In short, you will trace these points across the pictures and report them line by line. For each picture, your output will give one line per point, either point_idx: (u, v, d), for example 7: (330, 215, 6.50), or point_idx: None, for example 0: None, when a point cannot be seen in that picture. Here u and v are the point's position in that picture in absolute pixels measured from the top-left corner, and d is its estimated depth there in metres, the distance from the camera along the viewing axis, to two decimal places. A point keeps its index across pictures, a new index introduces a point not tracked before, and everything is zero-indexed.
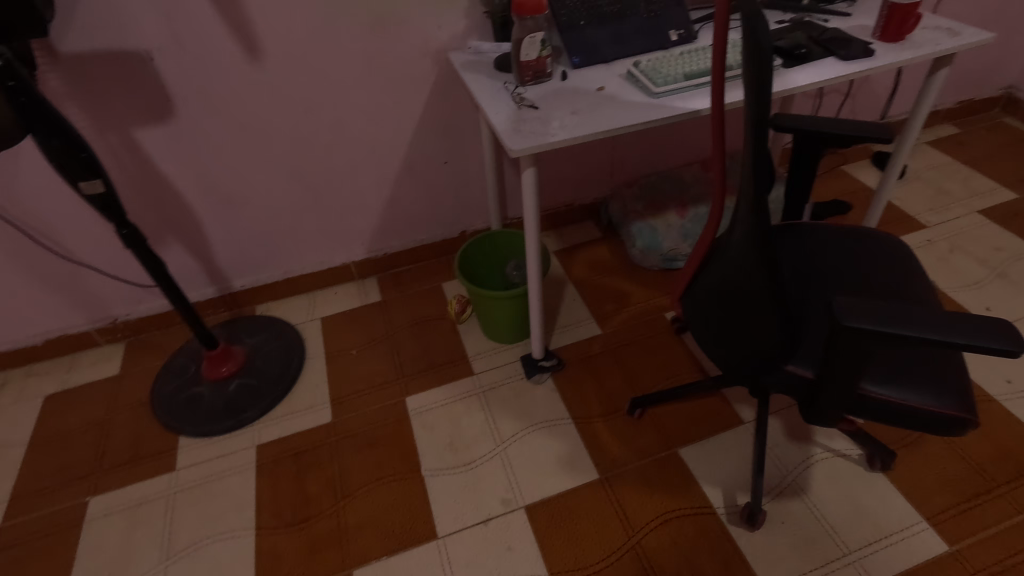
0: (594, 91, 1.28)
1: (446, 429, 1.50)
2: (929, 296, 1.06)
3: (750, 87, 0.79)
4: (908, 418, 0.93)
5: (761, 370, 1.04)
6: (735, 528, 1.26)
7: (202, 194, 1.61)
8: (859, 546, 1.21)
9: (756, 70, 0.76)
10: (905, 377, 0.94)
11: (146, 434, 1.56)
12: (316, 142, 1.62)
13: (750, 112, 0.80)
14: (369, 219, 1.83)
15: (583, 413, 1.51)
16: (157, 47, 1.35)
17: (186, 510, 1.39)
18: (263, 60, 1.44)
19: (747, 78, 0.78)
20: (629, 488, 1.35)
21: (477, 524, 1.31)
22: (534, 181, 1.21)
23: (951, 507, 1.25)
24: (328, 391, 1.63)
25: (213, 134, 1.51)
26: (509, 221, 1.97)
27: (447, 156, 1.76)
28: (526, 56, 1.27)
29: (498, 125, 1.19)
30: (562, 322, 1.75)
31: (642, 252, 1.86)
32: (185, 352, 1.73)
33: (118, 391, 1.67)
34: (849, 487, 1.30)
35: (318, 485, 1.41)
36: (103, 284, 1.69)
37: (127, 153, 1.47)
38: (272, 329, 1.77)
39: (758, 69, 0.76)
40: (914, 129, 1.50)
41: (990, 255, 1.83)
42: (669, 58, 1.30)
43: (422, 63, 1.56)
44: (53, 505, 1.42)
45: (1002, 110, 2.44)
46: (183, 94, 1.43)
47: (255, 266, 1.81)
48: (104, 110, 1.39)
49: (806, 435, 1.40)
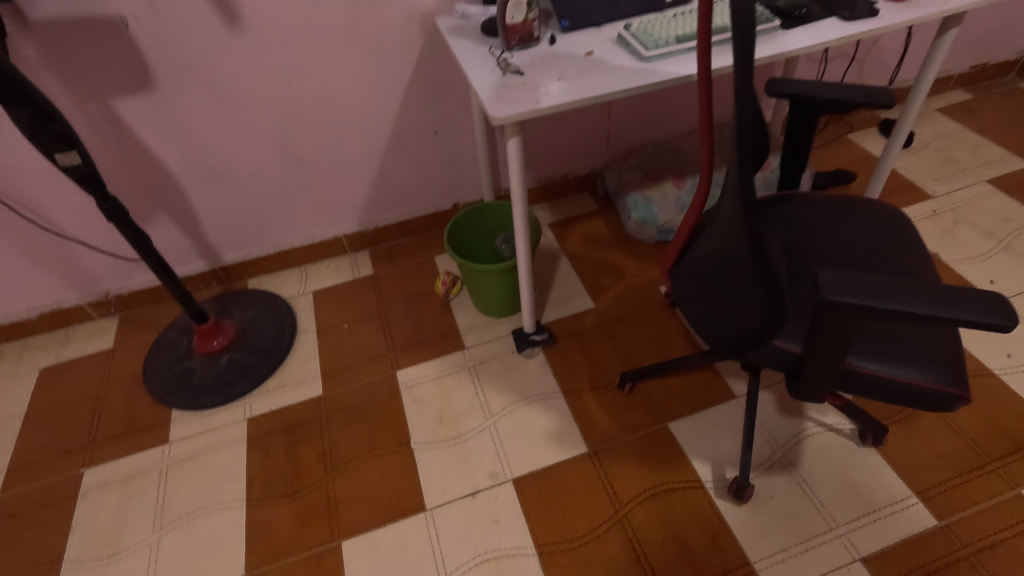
0: (583, 55, 1.23)
1: (436, 403, 1.50)
2: (924, 267, 1.02)
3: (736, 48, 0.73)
4: (896, 393, 0.91)
5: (747, 345, 1.01)
6: (723, 502, 1.26)
7: (188, 166, 1.58)
8: (846, 520, 1.20)
9: (741, 31, 0.70)
10: (896, 351, 0.91)
11: (139, 407, 1.57)
12: (301, 112, 1.58)
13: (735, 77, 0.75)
14: (358, 191, 1.80)
15: (573, 386, 1.50)
16: (133, 13, 1.30)
17: (178, 482, 1.41)
18: (243, 26, 1.39)
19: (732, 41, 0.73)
20: (616, 462, 1.34)
21: (465, 497, 1.32)
22: (518, 151, 1.17)
23: (943, 483, 1.24)
24: (319, 365, 1.62)
25: (195, 104, 1.48)
26: (502, 192, 1.93)
27: (436, 126, 1.72)
28: (512, 19, 1.21)
29: (481, 93, 1.15)
30: (554, 295, 1.73)
31: (637, 224, 1.82)
32: (176, 326, 1.72)
33: (111, 365, 1.67)
34: (839, 462, 1.29)
35: (308, 458, 1.42)
36: (92, 259, 1.69)
37: (107, 124, 1.44)
38: (264, 303, 1.76)
39: (742, 30, 0.70)
40: (918, 94, 1.44)
41: (997, 226, 1.78)
42: (662, 21, 1.24)
43: (408, 29, 1.50)
44: (49, 476, 1.44)
45: (1018, 75, 2.35)
46: (162, 63, 1.39)
47: (245, 240, 1.80)
48: (81, 79, 1.36)
49: (798, 410, 1.39)
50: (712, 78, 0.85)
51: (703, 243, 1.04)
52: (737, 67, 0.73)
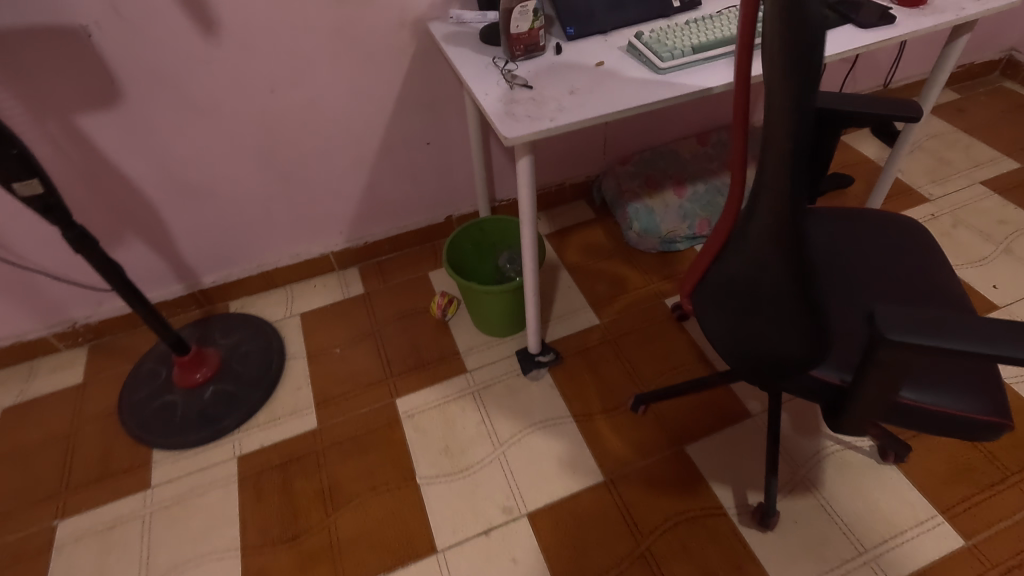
0: (593, 66, 1.15)
1: (441, 433, 1.42)
2: (952, 288, 1.00)
3: (789, 76, 0.67)
4: (943, 426, 0.87)
5: (783, 377, 0.96)
6: (748, 529, 1.22)
7: (162, 185, 1.46)
8: (873, 544, 1.17)
9: (803, 54, 0.63)
10: (944, 381, 0.87)
11: (116, 447, 1.45)
12: (285, 123, 1.47)
13: (786, 108, 0.69)
14: (347, 205, 1.70)
15: (583, 409, 1.44)
16: (96, 21, 1.18)
17: (165, 531, 1.30)
18: (220, 34, 1.28)
19: (784, 63, 0.66)
20: (635, 490, 1.29)
21: (478, 535, 1.25)
22: (530, 171, 1.09)
23: (965, 499, 1.22)
24: (312, 394, 1.52)
25: (169, 118, 1.36)
26: (497, 203, 1.85)
27: (429, 136, 1.63)
28: (516, 28, 1.14)
29: (488, 108, 1.06)
30: (557, 311, 1.67)
31: (639, 234, 1.76)
32: (152, 356, 1.60)
33: (82, 402, 1.54)
34: (862, 481, 1.26)
35: (306, 498, 1.33)
36: (57, 286, 1.55)
37: (70, 142, 1.31)
38: (249, 327, 1.65)
39: (800, 53, 0.64)
40: (928, 99, 1.40)
41: (995, 229, 1.78)
42: (675, 28, 1.18)
43: (399, 35, 1.41)
44: (18, 530, 1.32)
45: (1002, 74, 2.37)
46: (130, 74, 1.27)
47: (225, 260, 1.68)
48: (38, 94, 1.22)
49: (816, 427, 1.35)
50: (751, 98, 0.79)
51: (731, 267, 0.98)
52: (794, 93, 0.66)
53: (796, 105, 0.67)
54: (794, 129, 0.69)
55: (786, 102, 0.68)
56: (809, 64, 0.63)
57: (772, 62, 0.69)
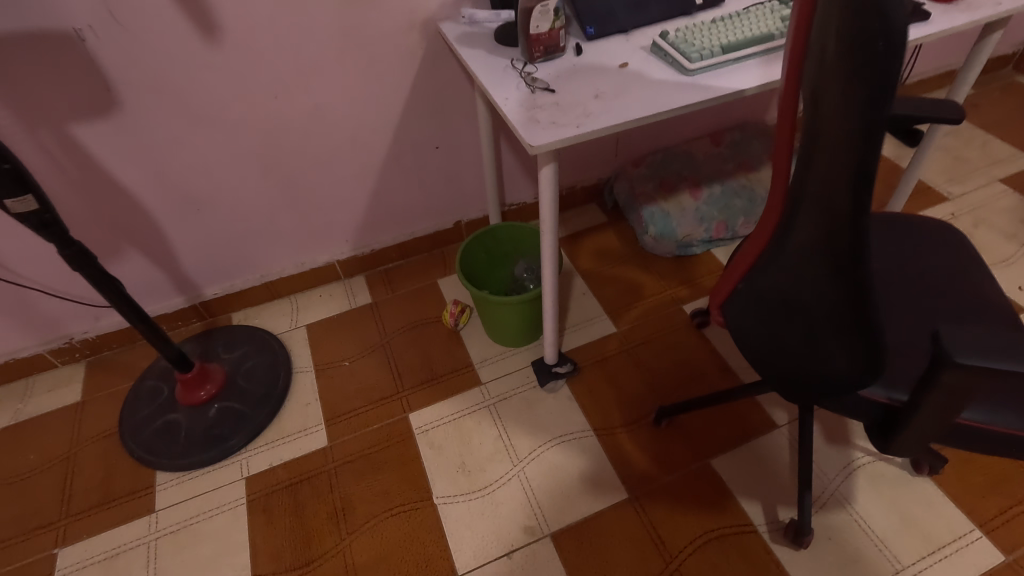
0: (616, 68, 1.10)
1: (457, 449, 1.37)
2: (998, 299, 0.96)
3: (855, 91, 0.62)
4: (1003, 447, 0.82)
5: (829, 396, 0.91)
6: (780, 547, 1.17)
7: (162, 195, 1.40)
8: (910, 561, 1.13)
9: (879, 69, 0.58)
10: (1001, 399, 0.82)
11: (117, 469, 1.39)
12: (289, 130, 1.41)
13: (852, 125, 0.64)
14: (353, 213, 1.64)
15: (603, 422, 1.39)
16: (89, 25, 1.11)
17: (172, 558, 1.24)
18: (221, 38, 1.21)
19: (850, 79, 0.62)
20: (661, 507, 1.25)
21: (501, 558, 1.20)
22: (554, 179, 1.04)
23: (1004, 512, 1.18)
24: (321, 410, 1.47)
25: (168, 125, 1.29)
26: (508, 207, 1.80)
27: (438, 140, 1.58)
28: (536, 28, 1.08)
29: (510, 114, 1.01)
30: (572, 320, 1.62)
31: (655, 239, 1.70)
32: (154, 372, 1.54)
33: (81, 422, 1.48)
34: (896, 494, 1.22)
35: (318, 520, 1.28)
36: (52, 301, 1.48)
37: (64, 152, 1.24)
38: (254, 341, 1.60)
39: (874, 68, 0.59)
40: (961, 88, 1.35)
41: (1017, 228, 1.74)
42: (701, 27, 1.12)
43: (407, 35, 1.35)
44: (16, 560, 1.26)
45: (1014, 69, 2.34)
46: (126, 80, 1.20)
47: (227, 271, 1.62)
48: (28, 103, 1.16)
49: (846, 438, 1.31)
50: (800, 108, 0.74)
51: (769, 283, 0.93)
52: (865, 109, 0.61)
53: (867, 122, 0.62)
54: (862, 148, 0.64)
55: (853, 119, 0.63)
56: (887, 80, 0.58)
57: (831, 77, 0.64)
